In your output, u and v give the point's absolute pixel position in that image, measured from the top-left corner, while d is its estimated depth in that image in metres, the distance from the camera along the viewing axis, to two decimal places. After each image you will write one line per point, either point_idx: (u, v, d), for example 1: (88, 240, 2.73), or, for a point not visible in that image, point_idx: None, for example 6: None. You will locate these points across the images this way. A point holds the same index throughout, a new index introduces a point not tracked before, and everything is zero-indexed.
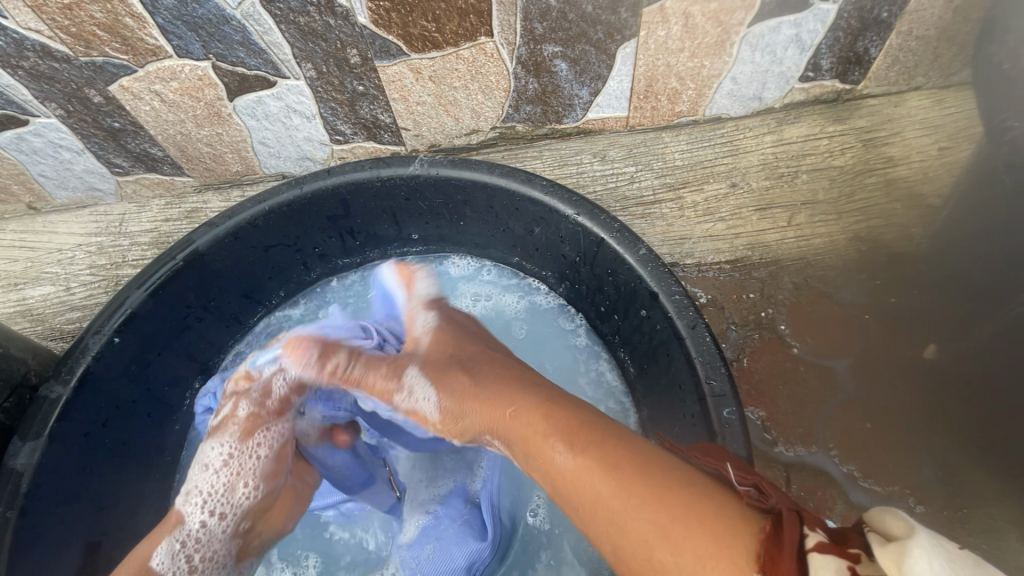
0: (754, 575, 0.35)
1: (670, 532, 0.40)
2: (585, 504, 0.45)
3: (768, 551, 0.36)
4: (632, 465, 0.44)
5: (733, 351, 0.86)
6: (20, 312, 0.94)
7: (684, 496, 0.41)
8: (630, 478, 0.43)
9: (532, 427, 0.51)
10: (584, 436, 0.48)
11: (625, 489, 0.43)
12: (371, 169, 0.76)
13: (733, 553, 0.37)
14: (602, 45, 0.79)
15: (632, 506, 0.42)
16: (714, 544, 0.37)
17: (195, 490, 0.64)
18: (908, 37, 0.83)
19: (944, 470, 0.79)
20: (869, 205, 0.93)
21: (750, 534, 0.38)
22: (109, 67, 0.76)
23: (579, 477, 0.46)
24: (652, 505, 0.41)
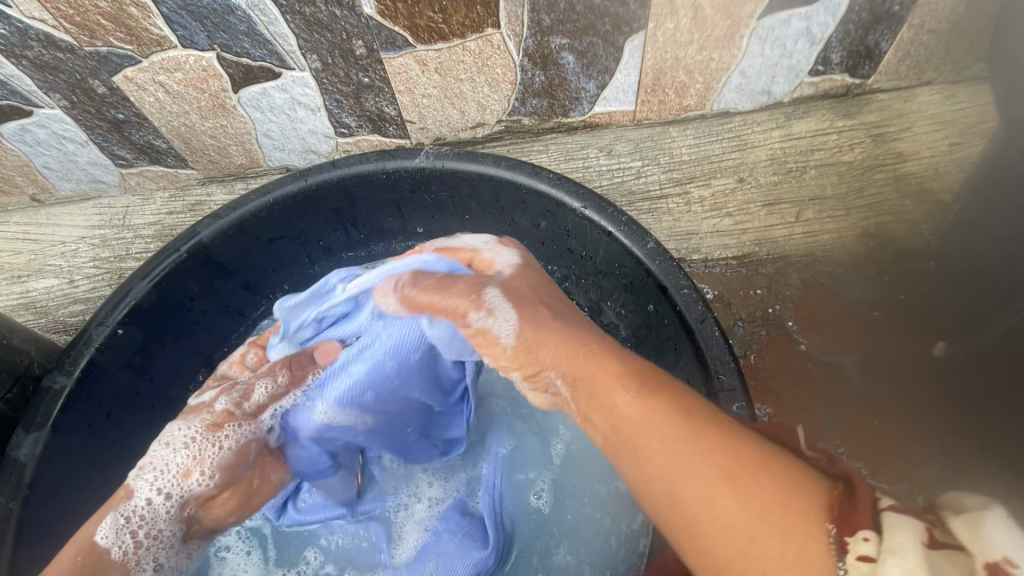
0: (828, 525, 0.35)
1: (737, 480, 0.39)
2: (643, 446, 0.45)
3: (842, 508, 0.35)
4: (700, 415, 0.45)
5: (739, 347, 0.86)
6: (24, 304, 0.94)
7: (753, 449, 0.41)
8: (698, 428, 0.43)
9: (600, 369, 0.52)
10: (650, 381, 0.49)
11: (691, 433, 0.43)
12: (377, 161, 0.76)
13: (802, 504, 0.37)
14: (610, 38, 0.78)
15: (697, 453, 0.42)
16: (782, 500, 0.37)
17: (151, 466, 0.63)
18: (920, 30, 0.82)
19: (954, 468, 0.78)
20: (879, 201, 0.92)
21: (819, 491, 0.37)
22: (114, 57, 0.75)
23: (644, 418, 0.46)
24: (719, 451, 0.41)
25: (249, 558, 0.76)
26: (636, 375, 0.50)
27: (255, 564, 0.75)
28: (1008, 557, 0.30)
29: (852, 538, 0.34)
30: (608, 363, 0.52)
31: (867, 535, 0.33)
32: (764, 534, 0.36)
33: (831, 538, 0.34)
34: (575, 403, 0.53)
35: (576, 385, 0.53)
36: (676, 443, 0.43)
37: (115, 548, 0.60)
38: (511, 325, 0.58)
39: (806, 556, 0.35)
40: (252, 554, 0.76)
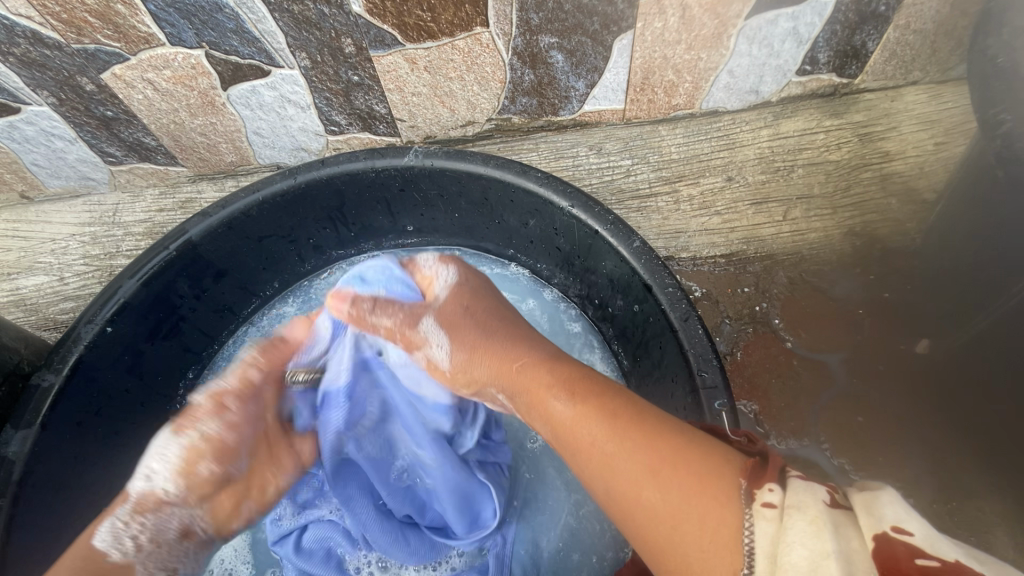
0: (740, 480, 0.39)
1: (659, 474, 0.42)
2: (590, 421, 0.48)
3: (751, 469, 0.39)
4: (627, 414, 0.47)
5: (726, 345, 0.87)
6: (13, 301, 0.94)
7: (699, 456, 0.42)
8: (649, 417, 0.47)
9: (584, 387, 0.51)
10: (592, 390, 0.51)
11: (638, 423, 0.46)
12: (366, 160, 0.76)
13: (712, 493, 0.39)
14: (599, 37, 0.78)
15: (624, 446, 0.45)
16: (688, 457, 0.42)
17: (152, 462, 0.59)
18: (906, 30, 0.83)
19: (935, 462, 0.79)
20: (864, 199, 0.93)
21: (730, 475, 0.40)
22: (101, 54, 0.75)
23: (633, 442, 0.45)
24: (660, 436, 0.45)
25: None
26: (603, 390, 0.51)
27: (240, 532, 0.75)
28: (897, 526, 0.32)
29: (758, 490, 0.37)
30: (559, 381, 0.53)
31: (772, 488, 0.37)
32: (690, 547, 0.38)
33: (743, 490, 0.38)
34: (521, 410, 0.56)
35: (580, 400, 0.50)
36: (624, 429, 0.46)
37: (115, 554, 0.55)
38: (450, 282, 0.67)
39: (716, 545, 0.36)
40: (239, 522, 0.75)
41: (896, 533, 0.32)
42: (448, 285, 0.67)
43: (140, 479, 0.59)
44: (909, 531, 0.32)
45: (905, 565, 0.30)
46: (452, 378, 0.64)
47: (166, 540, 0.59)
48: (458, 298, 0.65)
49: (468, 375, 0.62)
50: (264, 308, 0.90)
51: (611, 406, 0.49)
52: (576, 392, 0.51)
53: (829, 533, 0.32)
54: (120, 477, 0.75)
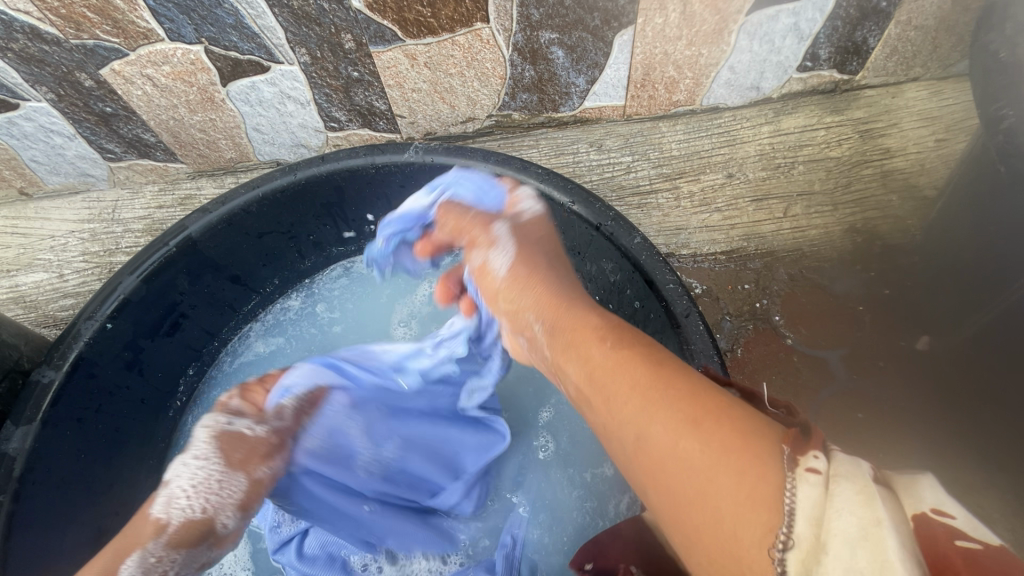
0: (783, 445, 0.36)
1: (700, 425, 0.40)
2: (634, 373, 0.47)
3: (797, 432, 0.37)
4: (673, 366, 0.47)
5: (727, 341, 0.87)
6: (12, 298, 0.93)
7: (742, 414, 0.41)
8: (691, 373, 0.46)
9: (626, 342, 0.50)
10: (637, 342, 0.50)
11: (678, 379, 0.45)
12: (366, 156, 0.75)
13: (754, 450, 0.37)
14: (600, 32, 0.78)
15: (666, 397, 0.44)
16: (732, 416, 0.40)
17: (178, 493, 0.59)
18: (908, 27, 0.82)
19: (937, 460, 0.79)
20: (865, 196, 0.93)
21: (773, 441, 0.37)
22: (100, 50, 0.74)
23: (676, 397, 0.43)
24: (705, 393, 0.43)
25: None
26: (644, 344, 0.50)
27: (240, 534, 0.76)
28: (937, 509, 0.32)
29: (802, 455, 0.35)
30: (606, 330, 0.53)
31: (818, 453, 0.35)
32: (726, 501, 0.37)
33: (785, 453, 0.36)
34: (557, 352, 0.56)
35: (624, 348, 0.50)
36: (670, 380, 0.45)
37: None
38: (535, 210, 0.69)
39: (753, 500, 0.35)
40: None
41: (936, 515, 0.32)
42: (533, 213, 0.69)
43: (184, 509, 0.58)
44: (950, 514, 0.32)
45: (945, 545, 0.31)
46: (501, 298, 0.66)
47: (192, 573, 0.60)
48: (537, 233, 0.68)
49: (519, 312, 0.63)
50: (264, 305, 0.90)
51: (656, 359, 0.48)
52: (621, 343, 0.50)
53: (880, 501, 0.31)
54: (121, 474, 0.75)
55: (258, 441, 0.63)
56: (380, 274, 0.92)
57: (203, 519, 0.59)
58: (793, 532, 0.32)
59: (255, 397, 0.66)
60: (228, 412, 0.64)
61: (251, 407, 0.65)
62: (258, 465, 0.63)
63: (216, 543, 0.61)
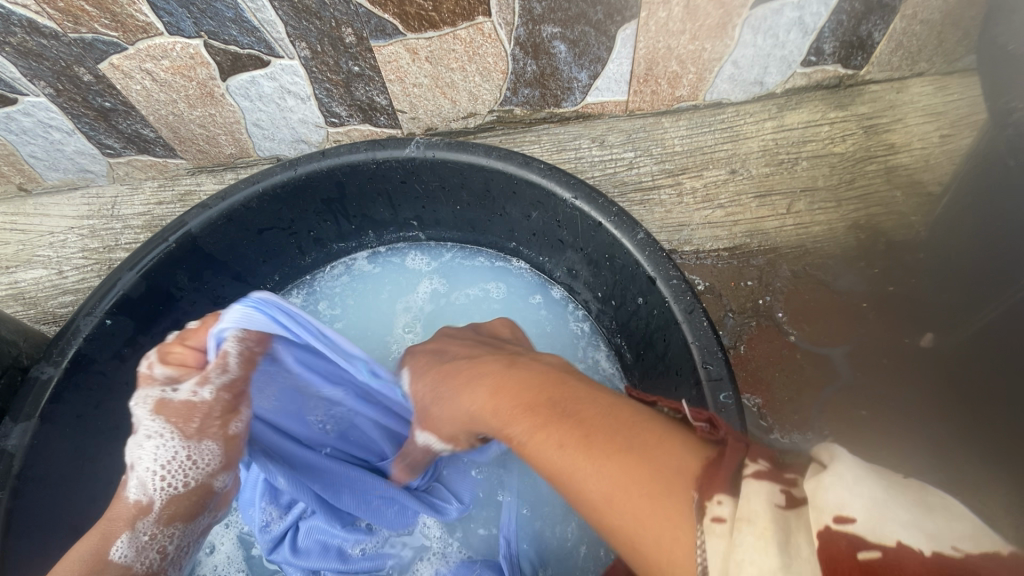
0: (692, 494, 0.33)
1: (615, 497, 0.36)
2: (545, 448, 0.41)
3: (703, 477, 0.34)
4: (580, 435, 0.40)
5: (730, 338, 0.86)
6: (11, 295, 0.93)
7: (638, 447, 0.38)
8: (603, 423, 0.40)
9: (526, 399, 0.45)
10: (547, 410, 0.43)
11: (588, 443, 0.39)
12: (367, 151, 0.75)
13: (666, 512, 0.34)
14: (602, 27, 0.77)
15: (582, 472, 0.38)
16: (645, 475, 0.36)
17: (148, 474, 0.62)
18: (913, 21, 0.82)
19: (940, 456, 0.79)
20: (869, 192, 0.92)
21: (682, 484, 0.34)
22: (99, 44, 0.74)
23: (593, 467, 0.38)
24: (616, 452, 0.38)
25: (228, 531, 0.75)
26: (549, 408, 0.43)
27: (234, 538, 0.75)
28: (839, 517, 0.28)
29: (708, 502, 0.32)
30: (516, 408, 0.45)
31: (721, 500, 0.32)
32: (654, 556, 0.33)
33: (693, 504, 0.33)
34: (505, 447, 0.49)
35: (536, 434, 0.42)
36: (578, 451, 0.39)
37: (138, 564, 0.61)
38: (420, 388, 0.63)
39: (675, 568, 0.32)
40: (230, 527, 0.75)
41: (839, 525, 0.28)
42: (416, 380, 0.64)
43: (159, 486, 0.62)
44: (851, 519, 0.27)
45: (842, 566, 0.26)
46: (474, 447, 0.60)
47: (192, 534, 0.66)
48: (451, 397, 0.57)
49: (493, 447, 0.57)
50: None
51: (562, 428, 0.41)
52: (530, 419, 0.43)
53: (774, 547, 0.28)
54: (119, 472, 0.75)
55: (210, 405, 0.63)
56: (382, 271, 0.91)
57: (187, 491, 0.63)
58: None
59: (177, 357, 0.64)
60: (161, 384, 0.63)
61: (177, 368, 0.64)
62: (229, 422, 0.65)
63: (213, 504, 0.67)
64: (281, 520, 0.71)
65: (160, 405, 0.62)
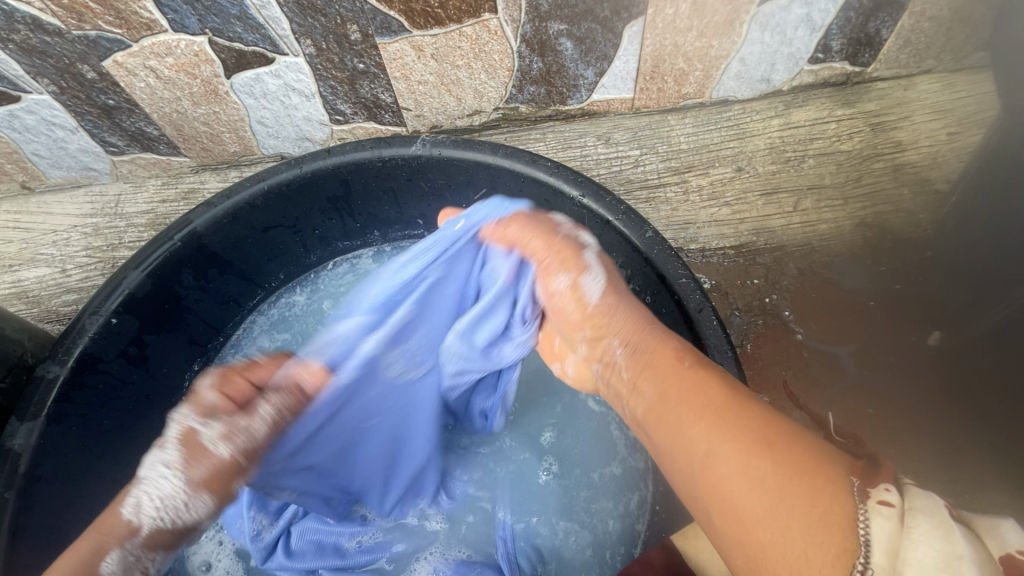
0: (851, 477, 0.38)
1: (773, 446, 0.41)
2: (707, 392, 0.47)
3: (857, 466, 0.39)
4: (738, 395, 0.46)
5: (737, 337, 0.86)
6: (15, 293, 0.93)
7: (788, 428, 0.43)
8: (747, 400, 0.46)
9: (659, 354, 0.53)
10: (704, 369, 0.50)
11: (743, 407, 0.45)
12: (373, 149, 0.74)
13: (825, 479, 0.38)
14: (609, 24, 0.77)
15: (738, 425, 0.43)
16: (791, 446, 0.41)
17: (151, 499, 0.50)
18: (921, 17, 0.81)
19: (947, 456, 0.79)
20: (876, 191, 0.92)
21: (839, 471, 0.38)
22: (103, 41, 0.73)
23: (743, 428, 0.43)
24: (763, 420, 0.43)
25: (223, 548, 0.74)
26: (698, 363, 0.51)
27: (228, 554, 0.73)
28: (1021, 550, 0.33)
29: (874, 488, 0.36)
30: (682, 354, 0.52)
31: (889, 487, 0.36)
32: (795, 519, 0.37)
33: (855, 486, 0.37)
34: (629, 367, 0.55)
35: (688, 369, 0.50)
36: (735, 409, 0.45)
37: None
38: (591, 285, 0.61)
39: (826, 523, 0.36)
40: (224, 544, 0.74)
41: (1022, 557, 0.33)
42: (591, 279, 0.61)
43: (151, 518, 0.50)
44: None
45: None
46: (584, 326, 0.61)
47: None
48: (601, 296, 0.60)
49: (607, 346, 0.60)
50: (268, 301, 0.89)
51: (726, 390, 0.47)
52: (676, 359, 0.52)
53: (956, 534, 0.33)
54: (125, 470, 0.75)
55: (251, 434, 0.54)
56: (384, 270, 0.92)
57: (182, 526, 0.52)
58: (872, 562, 0.34)
59: (236, 388, 0.55)
60: (203, 407, 0.53)
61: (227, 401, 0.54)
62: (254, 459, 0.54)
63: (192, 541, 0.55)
64: (273, 527, 0.70)
65: (189, 435, 0.51)
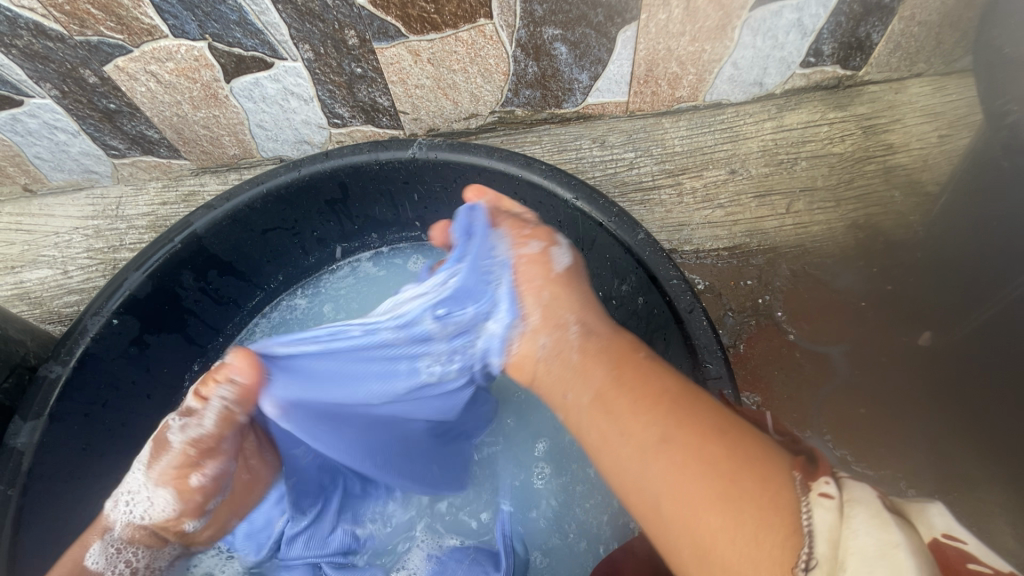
0: (794, 470, 0.41)
1: (725, 435, 0.45)
2: (656, 385, 0.50)
3: (799, 460, 0.42)
4: (684, 390, 0.50)
5: (729, 337, 0.87)
6: (17, 295, 0.94)
7: (734, 422, 0.46)
8: (692, 396, 0.49)
9: (613, 344, 0.56)
10: (648, 366, 0.53)
11: (690, 402, 0.48)
12: (369, 152, 0.76)
13: (770, 469, 0.41)
14: (603, 29, 0.78)
15: (685, 418, 0.46)
16: (738, 439, 0.44)
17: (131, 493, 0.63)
18: (911, 22, 0.82)
19: (938, 454, 0.80)
20: (868, 192, 0.93)
21: (783, 467, 0.42)
22: (104, 46, 0.74)
23: (690, 419, 0.46)
24: (707, 413, 0.47)
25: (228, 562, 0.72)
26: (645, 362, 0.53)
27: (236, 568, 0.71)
28: (947, 532, 0.36)
29: (815, 480, 0.39)
30: (628, 350, 0.55)
31: (829, 479, 0.39)
32: (749, 506, 0.40)
33: (799, 477, 0.40)
34: (580, 352, 0.56)
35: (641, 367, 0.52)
36: (682, 404, 0.48)
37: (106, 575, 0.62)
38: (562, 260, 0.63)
39: (775, 505, 0.39)
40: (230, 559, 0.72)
41: (948, 539, 0.36)
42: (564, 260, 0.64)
43: (126, 512, 0.63)
44: (960, 538, 0.36)
45: (956, 566, 0.34)
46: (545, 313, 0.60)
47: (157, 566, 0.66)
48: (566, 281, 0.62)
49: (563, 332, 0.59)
50: (267, 302, 0.90)
51: (670, 388, 0.50)
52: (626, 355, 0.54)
53: (892, 525, 0.35)
54: (126, 468, 0.75)
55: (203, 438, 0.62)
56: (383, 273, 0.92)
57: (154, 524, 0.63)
58: (816, 551, 0.36)
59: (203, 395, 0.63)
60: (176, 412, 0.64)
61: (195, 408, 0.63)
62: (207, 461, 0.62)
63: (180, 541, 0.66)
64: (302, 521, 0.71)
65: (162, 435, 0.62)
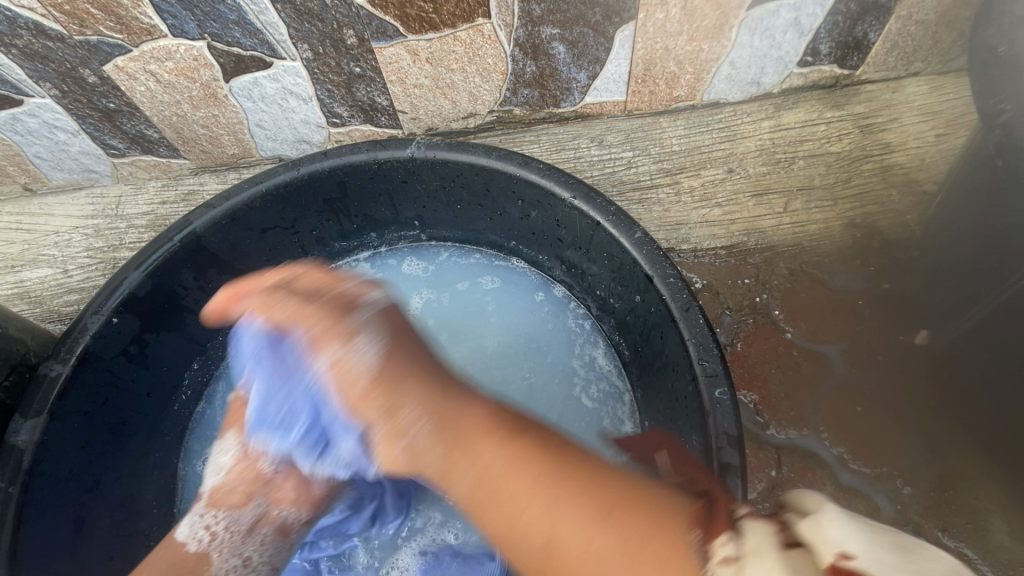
0: (695, 531, 0.39)
1: (611, 515, 0.43)
2: (544, 466, 0.48)
3: (704, 516, 0.40)
4: (581, 465, 0.48)
5: (727, 336, 0.87)
6: (18, 294, 0.94)
7: (628, 492, 0.45)
8: (589, 468, 0.47)
9: (492, 425, 0.52)
10: (538, 443, 0.50)
11: (581, 480, 0.46)
12: (368, 151, 0.76)
13: (668, 534, 0.40)
14: (601, 28, 0.78)
15: (574, 496, 0.45)
16: (635, 505, 0.43)
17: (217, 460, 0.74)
18: (908, 21, 0.83)
19: (933, 451, 0.80)
20: (865, 191, 0.93)
21: (684, 527, 0.40)
22: (104, 46, 0.75)
23: (580, 495, 0.45)
24: (606, 483, 0.46)
25: None
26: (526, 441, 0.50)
27: None
28: (841, 551, 0.31)
29: (715, 543, 0.37)
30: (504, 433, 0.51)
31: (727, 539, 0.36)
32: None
33: (698, 540, 0.38)
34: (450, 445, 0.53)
35: (511, 455, 0.49)
36: (568, 481, 0.46)
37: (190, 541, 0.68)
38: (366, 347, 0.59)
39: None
40: None
41: (843, 560, 0.31)
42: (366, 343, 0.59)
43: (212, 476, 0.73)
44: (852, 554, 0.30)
45: None
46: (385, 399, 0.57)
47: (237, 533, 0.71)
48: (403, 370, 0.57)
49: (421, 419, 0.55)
50: None
51: (557, 470, 0.47)
52: (504, 439, 0.51)
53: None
54: (126, 465, 0.76)
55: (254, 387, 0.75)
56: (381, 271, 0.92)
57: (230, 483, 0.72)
58: None
59: None
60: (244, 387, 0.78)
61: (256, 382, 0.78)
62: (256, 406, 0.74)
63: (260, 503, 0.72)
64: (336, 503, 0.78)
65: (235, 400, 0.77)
